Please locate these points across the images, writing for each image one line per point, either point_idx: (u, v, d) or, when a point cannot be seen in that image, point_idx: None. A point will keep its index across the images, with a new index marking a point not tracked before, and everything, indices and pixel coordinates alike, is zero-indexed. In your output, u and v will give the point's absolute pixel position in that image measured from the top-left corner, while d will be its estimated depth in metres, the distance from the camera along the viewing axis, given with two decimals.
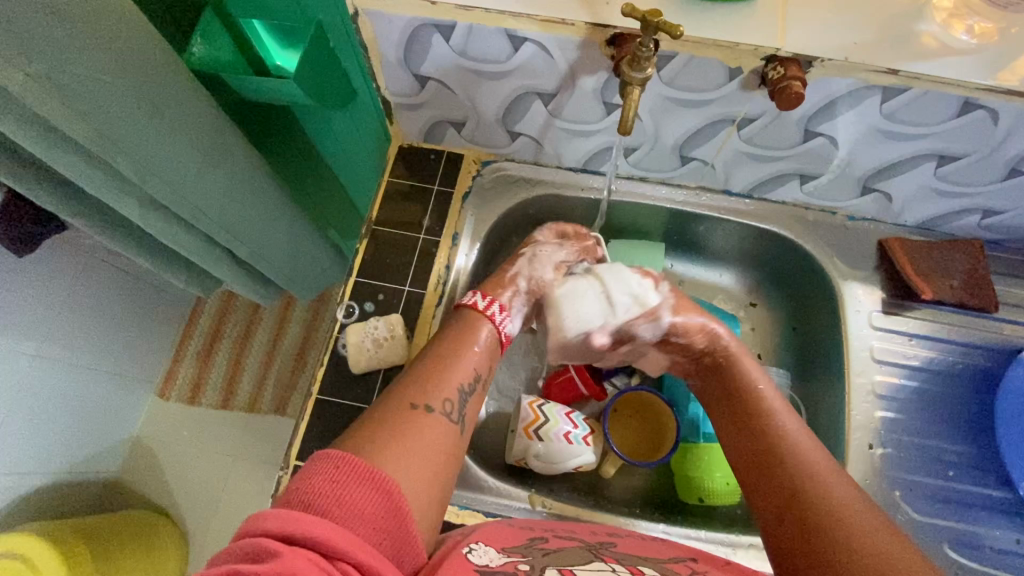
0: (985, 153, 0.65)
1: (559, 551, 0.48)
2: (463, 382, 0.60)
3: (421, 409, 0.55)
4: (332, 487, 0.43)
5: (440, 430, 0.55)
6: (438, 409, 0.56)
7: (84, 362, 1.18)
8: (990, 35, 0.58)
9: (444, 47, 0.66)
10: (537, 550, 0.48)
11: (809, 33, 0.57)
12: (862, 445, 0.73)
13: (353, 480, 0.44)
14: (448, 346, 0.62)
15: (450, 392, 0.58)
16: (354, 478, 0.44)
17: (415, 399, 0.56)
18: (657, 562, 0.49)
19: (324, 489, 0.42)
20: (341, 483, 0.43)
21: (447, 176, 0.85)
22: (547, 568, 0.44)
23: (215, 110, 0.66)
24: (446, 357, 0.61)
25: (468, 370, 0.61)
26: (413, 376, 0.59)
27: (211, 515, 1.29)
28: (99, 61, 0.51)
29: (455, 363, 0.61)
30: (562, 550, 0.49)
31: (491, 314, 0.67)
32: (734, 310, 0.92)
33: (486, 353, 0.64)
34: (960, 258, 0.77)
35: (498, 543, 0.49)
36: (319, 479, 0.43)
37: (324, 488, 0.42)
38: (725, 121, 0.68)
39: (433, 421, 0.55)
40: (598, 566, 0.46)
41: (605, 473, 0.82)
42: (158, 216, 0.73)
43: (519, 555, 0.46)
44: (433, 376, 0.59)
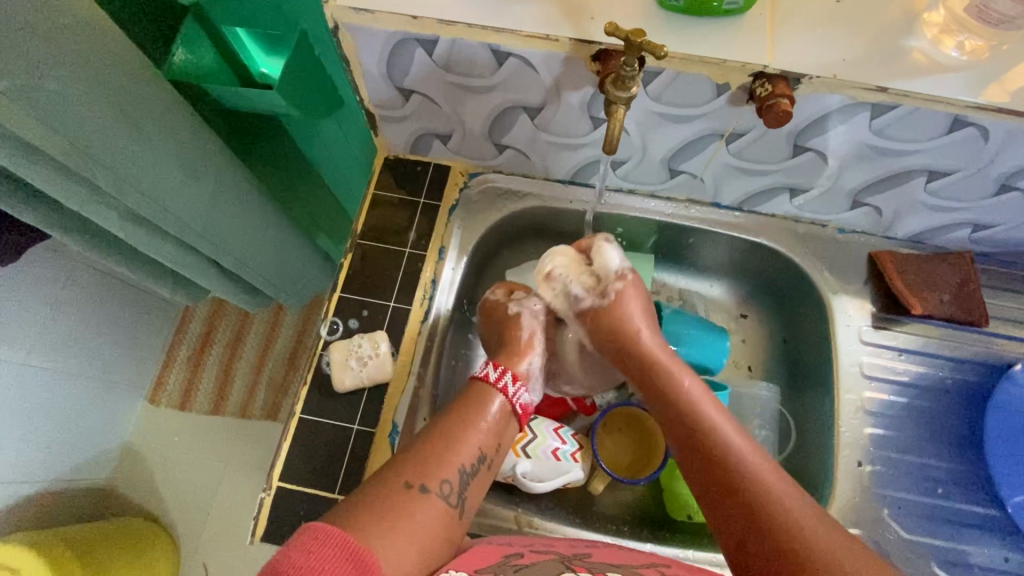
0: (976, 169, 0.64)
1: (532, 566, 0.47)
2: (464, 462, 0.59)
3: (416, 490, 0.54)
4: (306, 558, 0.41)
5: (438, 518, 0.53)
6: (435, 491, 0.55)
7: (71, 370, 1.16)
8: (981, 52, 0.57)
9: (427, 60, 0.64)
10: (509, 567, 0.47)
11: (798, 49, 0.57)
12: (851, 463, 0.73)
13: (331, 554, 0.42)
14: (456, 419, 0.62)
15: (449, 473, 0.57)
16: (331, 548, 0.43)
17: (410, 480, 0.55)
18: (628, 569, 0.49)
19: (298, 561, 0.41)
20: (316, 556, 0.42)
21: (433, 188, 0.84)
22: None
23: (196, 124, 0.64)
24: (457, 429, 0.61)
25: (472, 451, 0.60)
26: (411, 456, 0.58)
27: (202, 522, 1.27)
28: (72, 77, 0.50)
29: (461, 442, 0.60)
30: (534, 564, 0.48)
31: (503, 387, 0.66)
32: (724, 321, 0.91)
33: (492, 433, 0.63)
34: (951, 273, 0.76)
35: (470, 566, 0.47)
36: (293, 549, 0.42)
37: (298, 560, 0.41)
38: (714, 136, 0.67)
39: (430, 503, 0.54)
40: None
41: (593, 490, 0.80)
42: (140, 228, 0.72)
43: None
44: (432, 457, 0.58)
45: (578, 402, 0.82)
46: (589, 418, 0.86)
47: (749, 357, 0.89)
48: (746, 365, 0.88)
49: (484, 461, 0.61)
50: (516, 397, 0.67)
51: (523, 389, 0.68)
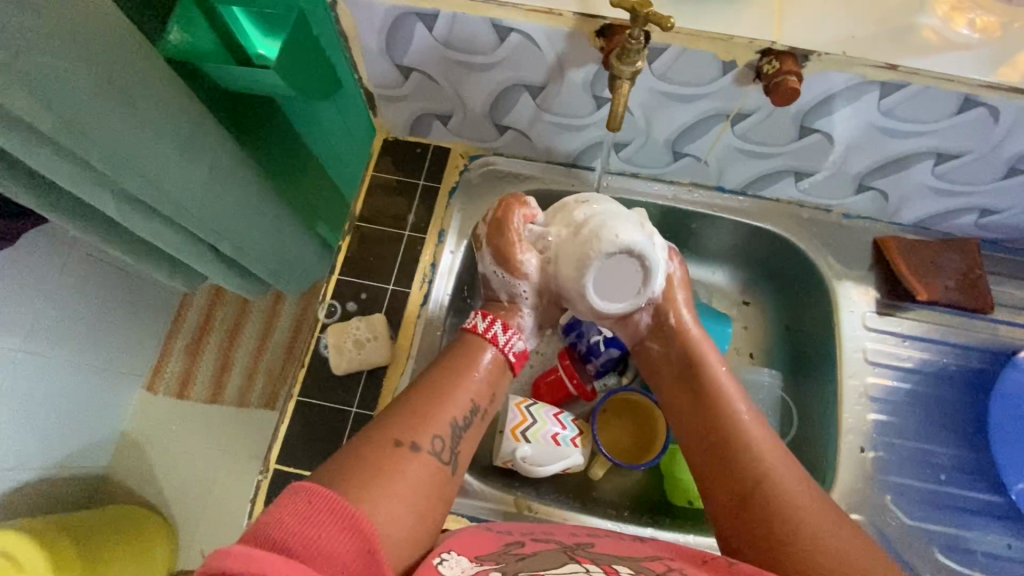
0: (985, 152, 0.63)
1: (535, 555, 0.47)
2: (456, 416, 0.59)
3: (407, 446, 0.54)
4: (302, 525, 0.41)
5: (428, 473, 0.54)
6: (427, 448, 0.55)
7: (67, 356, 1.15)
8: (992, 30, 0.56)
9: (428, 37, 0.63)
10: (511, 555, 0.46)
11: (805, 26, 0.55)
12: (853, 449, 0.72)
13: (327, 521, 0.43)
14: (450, 373, 0.62)
15: (440, 429, 0.57)
16: (324, 516, 0.43)
17: (402, 436, 0.55)
18: (635, 561, 0.48)
19: (293, 528, 0.41)
20: (312, 522, 0.42)
21: (434, 171, 0.83)
22: (519, 573, 0.43)
23: (193, 101, 0.63)
24: (448, 383, 0.61)
25: (465, 405, 0.60)
26: (404, 411, 0.58)
27: (200, 509, 1.27)
28: (64, 48, 0.48)
29: (453, 397, 0.60)
30: (536, 554, 0.47)
31: (494, 336, 0.66)
32: (727, 308, 0.90)
33: (485, 385, 0.63)
34: (957, 258, 0.75)
35: (471, 552, 0.47)
36: (288, 514, 0.42)
37: (294, 526, 0.41)
38: (719, 117, 0.66)
39: (421, 460, 0.54)
40: (572, 568, 0.44)
41: (593, 475, 0.80)
42: (135, 209, 0.71)
43: (491, 563, 0.45)
44: (424, 412, 0.58)
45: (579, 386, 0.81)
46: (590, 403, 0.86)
47: (751, 344, 0.88)
48: (748, 352, 0.88)
49: (477, 413, 0.61)
50: (508, 345, 0.66)
51: (515, 336, 0.67)
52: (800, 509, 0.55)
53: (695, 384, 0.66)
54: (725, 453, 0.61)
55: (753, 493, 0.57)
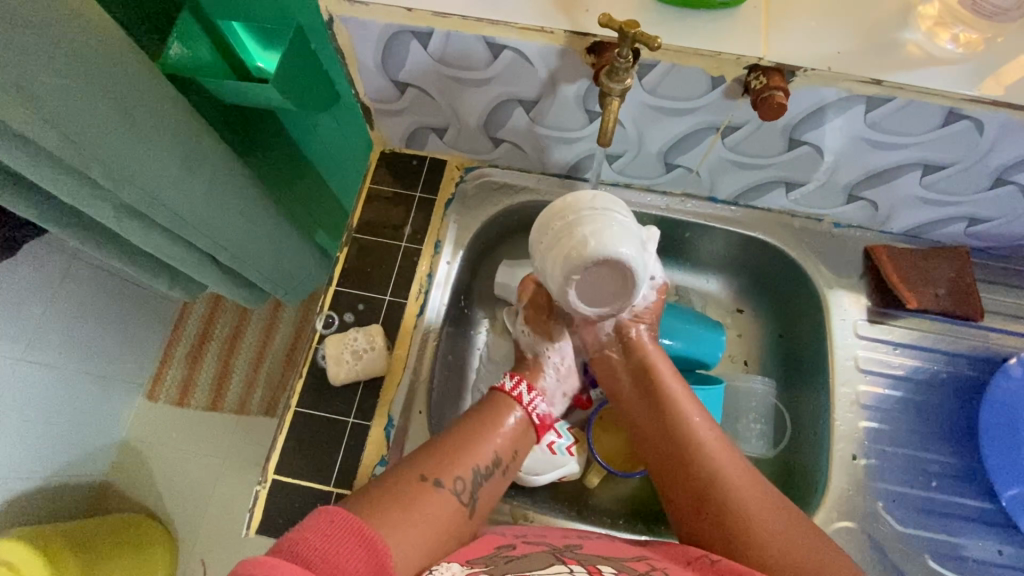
0: (971, 163, 0.64)
1: (523, 558, 0.47)
2: (480, 463, 0.59)
3: (431, 484, 0.54)
4: (323, 542, 0.42)
5: (446, 510, 0.53)
6: (450, 488, 0.55)
7: (68, 366, 1.15)
8: (975, 45, 0.57)
9: (422, 54, 0.64)
10: (501, 558, 0.47)
11: (790, 42, 0.56)
12: (846, 456, 0.73)
13: (345, 538, 0.44)
14: (478, 421, 0.62)
15: (465, 471, 0.57)
16: (345, 533, 0.44)
17: (426, 472, 0.55)
18: (620, 562, 0.49)
19: (315, 543, 0.42)
20: (334, 540, 0.43)
21: (430, 183, 0.84)
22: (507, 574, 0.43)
23: (192, 117, 0.64)
24: (477, 428, 0.61)
25: (488, 455, 0.60)
26: (431, 451, 0.58)
27: (200, 517, 1.27)
28: (65, 68, 0.50)
29: (479, 445, 0.60)
30: (526, 556, 0.48)
31: (520, 396, 0.66)
32: (721, 316, 0.91)
33: (510, 439, 0.63)
34: (947, 266, 0.76)
35: (463, 556, 0.48)
36: (310, 532, 0.43)
37: (316, 542, 0.42)
38: (709, 129, 0.67)
39: (442, 498, 0.54)
40: (557, 569, 0.45)
41: (589, 483, 0.82)
42: (135, 221, 0.71)
43: (481, 565, 0.46)
44: (451, 454, 0.58)
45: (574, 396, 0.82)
46: (585, 412, 0.86)
47: (745, 352, 0.89)
48: (742, 359, 0.89)
49: (499, 466, 0.61)
50: (533, 407, 0.66)
51: (539, 397, 0.67)
52: (755, 510, 0.55)
53: (650, 385, 0.66)
54: (680, 454, 0.61)
55: (711, 498, 0.57)
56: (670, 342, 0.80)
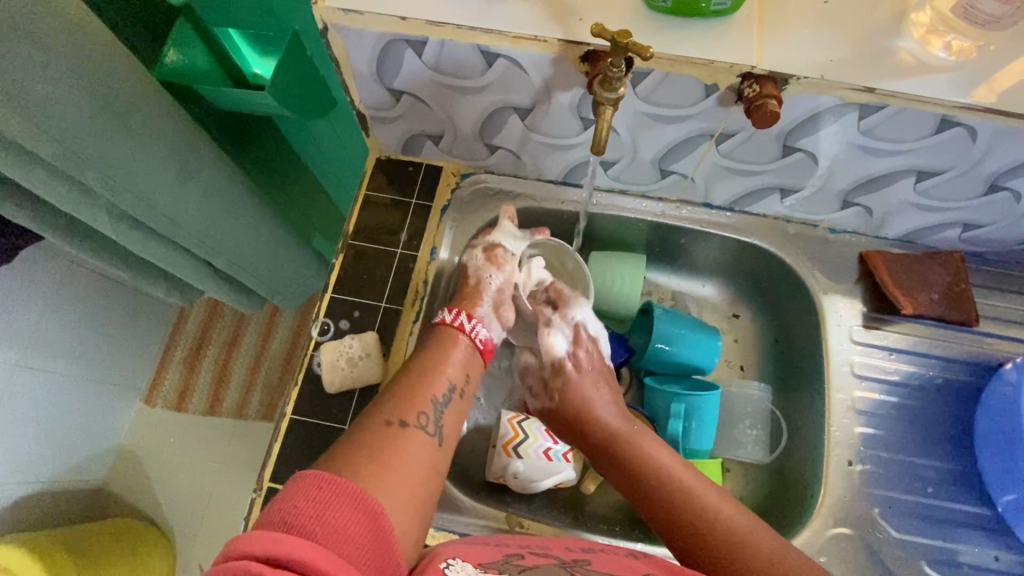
0: (964, 170, 0.65)
1: (534, 569, 0.47)
2: (437, 393, 0.59)
3: (398, 426, 0.54)
4: (315, 508, 0.41)
5: (419, 448, 0.54)
6: (414, 423, 0.55)
7: (66, 371, 1.15)
8: (967, 53, 0.58)
9: (417, 62, 0.64)
10: (513, 567, 0.47)
11: (784, 50, 0.57)
12: (841, 462, 0.73)
13: (339, 501, 0.43)
14: (430, 358, 0.62)
15: (425, 405, 0.57)
16: (337, 497, 0.43)
17: (391, 417, 0.55)
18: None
19: (307, 511, 0.41)
20: (326, 505, 0.42)
21: (426, 189, 0.84)
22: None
23: (189, 126, 0.64)
24: (426, 366, 0.61)
25: (443, 383, 0.60)
26: (387, 395, 0.58)
27: (198, 522, 1.27)
28: (61, 78, 0.50)
29: (434, 378, 0.60)
30: (538, 568, 0.47)
31: (462, 325, 0.66)
32: (717, 321, 0.91)
33: (463, 367, 0.63)
34: (942, 272, 0.77)
35: (475, 559, 0.47)
36: (299, 500, 0.42)
37: (308, 510, 0.41)
38: (703, 136, 0.68)
39: (410, 435, 0.54)
40: None
41: (586, 490, 0.81)
42: (131, 229, 0.72)
43: (495, 571, 0.45)
44: (407, 394, 0.58)
45: None
46: None
47: (741, 357, 0.89)
48: (738, 365, 0.89)
49: (459, 394, 0.61)
50: (477, 333, 0.66)
51: (481, 324, 0.67)
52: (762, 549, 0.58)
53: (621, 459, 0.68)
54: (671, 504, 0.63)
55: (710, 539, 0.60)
56: (666, 347, 0.81)
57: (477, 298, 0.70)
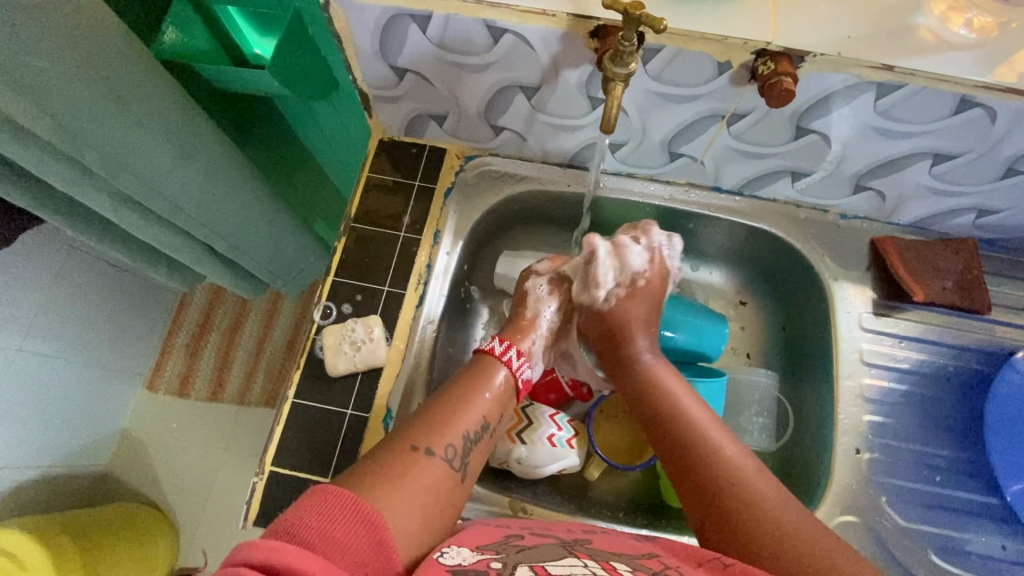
0: (981, 152, 0.63)
1: (533, 548, 0.46)
2: (469, 429, 0.58)
3: (422, 452, 0.53)
4: (319, 519, 0.41)
5: (438, 478, 0.52)
6: (440, 454, 0.54)
7: (68, 356, 1.15)
8: (989, 30, 0.56)
9: (421, 38, 0.63)
10: (511, 547, 0.46)
11: (800, 26, 0.55)
12: (849, 450, 0.73)
13: (342, 516, 0.42)
14: (464, 384, 0.61)
15: (455, 439, 0.56)
16: (341, 510, 0.42)
17: (416, 442, 0.53)
18: (632, 559, 0.48)
19: (312, 521, 0.40)
20: (329, 517, 0.41)
21: (429, 172, 0.82)
22: (519, 564, 0.42)
23: (189, 103, 0.63)
24: (462, 396, 0.60)
25: (476, 419, 0.59)
26: (418, 420, 0.57)
27: (202, 506, 1.28)
28: (58, 50, 0.48)
29: (465, 408, 0.59)
30: (536, 547, 0.47)
31: (509, 360, 0.66)
32: (724, 308, 0.90)
33: (496, 403, 0.62)
34: (955, 259, 0.75)
35: (472, 542, 0.46)
36: (304, 511, 0.41)
37: (312, 521, 0.40)
38: (715, 117, 0.66)
39: (433, 466, 0.52)
40: (571, 561, 0.44)
41: (589, 476, 0.82)
42: (131, 210, 0.70)
43: (492, 553, 0.44)
44: (438, 422, 0.56)
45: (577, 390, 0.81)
46: (585, 404, 0.85)
47: (748, 345, 0.88)
48: (745, 352, 0.88)
49: (488, 430, 0.60)
50: (521, 372, 0.66)
51: (526, 364, 0.67)
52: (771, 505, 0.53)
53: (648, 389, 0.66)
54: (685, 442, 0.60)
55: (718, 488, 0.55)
56: (672, 334, 0.80)
57: (524, 332, 0.70)
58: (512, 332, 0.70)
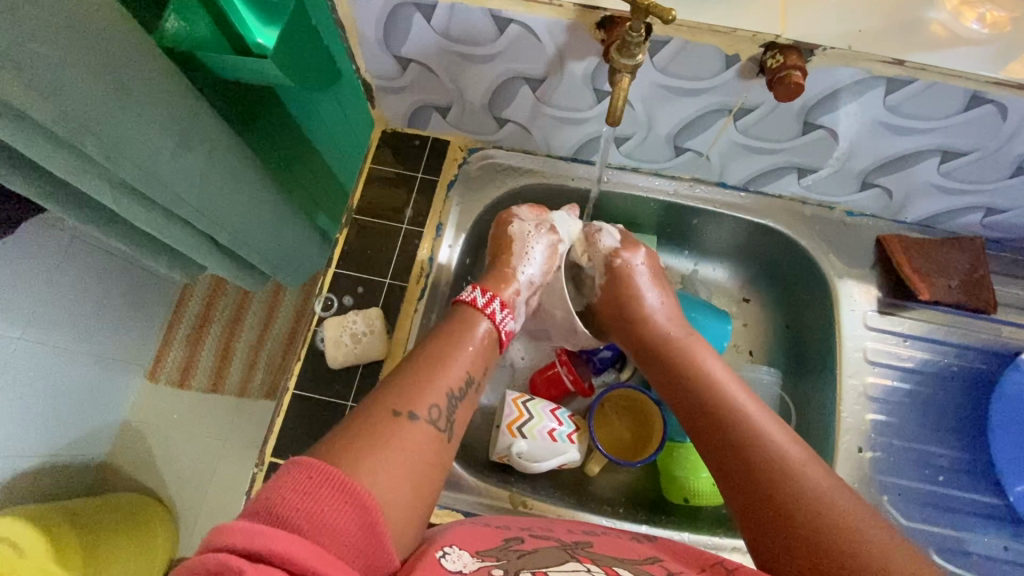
0: (991, 150, 0.62)
1: (535, 552, 0.46)
2: (452, 386, 0.57)
3: (404, 416, 0.52)
4: (305, 500, 0.39)
5: (424, 440, 0.52)
6: (423, 417, 0.53)
7: (68, 345, 1.14)
8: (1002, 25, 0.55)
9: (426, 28, 0.62)
10: (512, 551, 0.46)
11: (811, 20, 0.54)
12: (851, 449, 0.72)
13: (328, 493, 0.41)
14: (443, 342, 0.61)
15: (438, 399, 0.55)
16: (327, 488, 0.41)
17: (397, 406, 0.53)
18: (633, 564, 0.47)
19: (296, 502, 0.39)
20: (314, 497, 0.40)
21: (432, 164, 0.82)
22: (521, 571, 0.42)
23: (191, 92, 0.62)
24: (442, 354, 0.59)
25: (458, 376, 0.59)
26: (396, 382, 0.56)
27: (201, 496, 1.28)
28: (57, 35, 0.47)
29: (448, 367, 0.58)
30: (538, 551, 0.46)
31: (491, 313, 0.65)
32: (727, 305, 0.89)
33: (479, 358, 0.62)
34: (962, 258, 0.74)
35: (473, 546, 0.46)
36: (288, 489, 0.40)
37: (297, 502, 0.39)
38: (722, 111, 0.65)
39: (418, 429, 0.52)
40: (574, 567, 0.44)
41: (589, 471, 0.81)
42: (132, 199, 0.70)
43: (494, 558, 0.44)
44: (421, 383, 0.56)
45: (578, 384, 0.82)
46: (585, 400, 0.85)
47: (750, 342, 0.88)
48: (747, 350, 0.87)
49: (471, 386, 0.60)
50: (503, 324, 0.66)
51: (510, 317, 0.67)
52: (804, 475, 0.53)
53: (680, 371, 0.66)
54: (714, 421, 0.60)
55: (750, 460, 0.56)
56: None
57: (504, 282, 0.70)
58: (494, 283, 0.69)
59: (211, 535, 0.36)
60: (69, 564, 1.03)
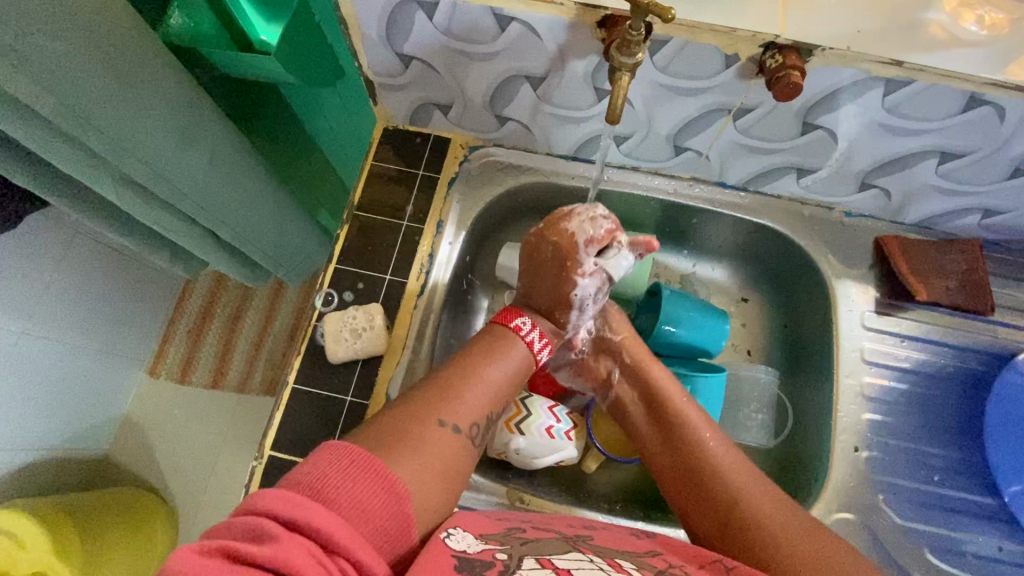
0: (990, 151, 0.62)
1: (536, 542, 0.46)
2: (492, 408, 0.59)
3: (445, 427, 0.54)
4: (344, 480, 0.42)
5: (457, 450, 0.53)
6: (465, 432, 0.55)
7: (70, 340, 1.15)
8: (1000, 27, 0.55)
9: (428, 26, 0.63)
10: (515, 538, 0.46)
11: (811, 22, 0.54)
12: (847, 448, 0.73)
13: (365, 478, 0.44)
14: (488, 353, 0.62)
15: (479, 416, 0.57)
16: (364, 476, 0.44)
17: (442, 416, 0.54)
18: (636, 557, 0.48)
19: (334, 480, 0.42)
20: (353, 480, 0.43)
21: (433, 161, 0.82)
22: (525, 556, 0.42)
23: (195, 87, 0.62)
24: (483, 370, 0.60)
25: (499, 393, 0.60)
26: (442, 387, 0.57)
27: (200, 491, 1.29)
28: (64, 29, 0.48)
29: (490, 379, 0.60)
30: (539, 540, 0.47)
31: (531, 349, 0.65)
32: (725, 304, 0.90)
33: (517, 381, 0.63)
34: (960, 258, 0.74)
35: (476, 529, 0.47)
36: (328, 468, 0.43)
37: (336, 481, 0.42)
38: (722, 111, 0.66)
39: (454, 438, 0.54)
40: (577, 556, 0.44)
41: (586, 468, 0.81)
42: (135, 193, 0.70)
43: (497, 542, 0.44)
44: (464, 394, 0.57)
45: None
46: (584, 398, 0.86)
47: (748, 341, 0.88)
48: (745, 349, 0.88)
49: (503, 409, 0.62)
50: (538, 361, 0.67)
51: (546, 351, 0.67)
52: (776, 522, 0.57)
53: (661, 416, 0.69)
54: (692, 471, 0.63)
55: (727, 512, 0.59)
56: (673, 329, 0.79)
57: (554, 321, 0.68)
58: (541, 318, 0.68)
59: (251, 497, 0.39)
60: (69, 556, 1.03)
